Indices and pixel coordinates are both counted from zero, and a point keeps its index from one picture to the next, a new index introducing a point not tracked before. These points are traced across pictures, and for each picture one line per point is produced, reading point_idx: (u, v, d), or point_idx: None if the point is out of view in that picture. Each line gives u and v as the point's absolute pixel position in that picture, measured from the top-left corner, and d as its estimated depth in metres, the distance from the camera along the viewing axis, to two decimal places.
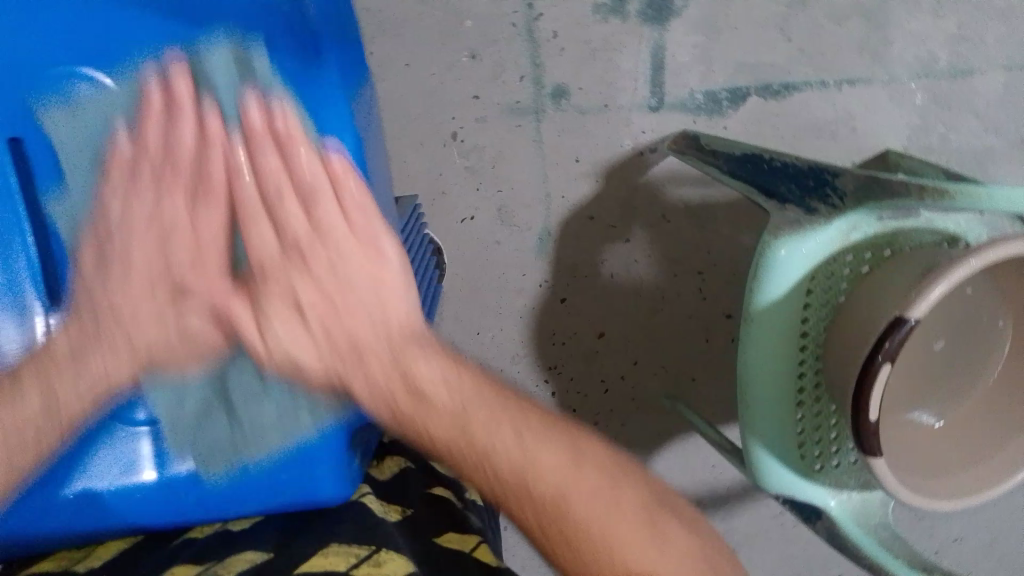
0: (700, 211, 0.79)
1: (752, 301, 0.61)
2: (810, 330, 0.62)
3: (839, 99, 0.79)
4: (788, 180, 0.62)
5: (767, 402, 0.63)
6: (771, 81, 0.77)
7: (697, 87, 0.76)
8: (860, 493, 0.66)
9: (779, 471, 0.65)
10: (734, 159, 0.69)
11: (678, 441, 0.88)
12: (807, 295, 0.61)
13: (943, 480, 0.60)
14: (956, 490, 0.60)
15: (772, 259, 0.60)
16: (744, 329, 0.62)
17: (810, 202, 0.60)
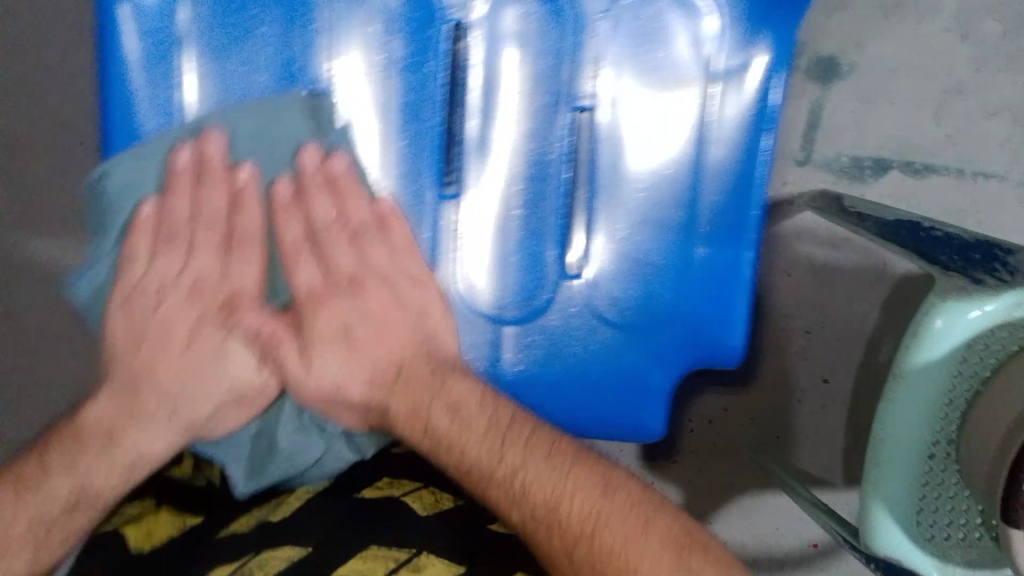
0: (823, 272, 0.81)
1: (905, 358, 0.62)
2: (953, 398, 0.63)
3: (973, 190, 0.80)
4: (950, 250, 0.64)
5: (897, 464, 0.63)
6: (915, 159, 0.79)
7: (846, 150, 0.79)
8: (965, 570, 0.64)
9: (892, 533, 0.64)
10: (886, 221, 0.70)
11: (750, 496, 0.86)
12: (960, 363, 0.62)
13: None
14: None
15: (933, 321, 0.61)
16: (892, 383, 0.62)
17: (975, 273, 0.62)
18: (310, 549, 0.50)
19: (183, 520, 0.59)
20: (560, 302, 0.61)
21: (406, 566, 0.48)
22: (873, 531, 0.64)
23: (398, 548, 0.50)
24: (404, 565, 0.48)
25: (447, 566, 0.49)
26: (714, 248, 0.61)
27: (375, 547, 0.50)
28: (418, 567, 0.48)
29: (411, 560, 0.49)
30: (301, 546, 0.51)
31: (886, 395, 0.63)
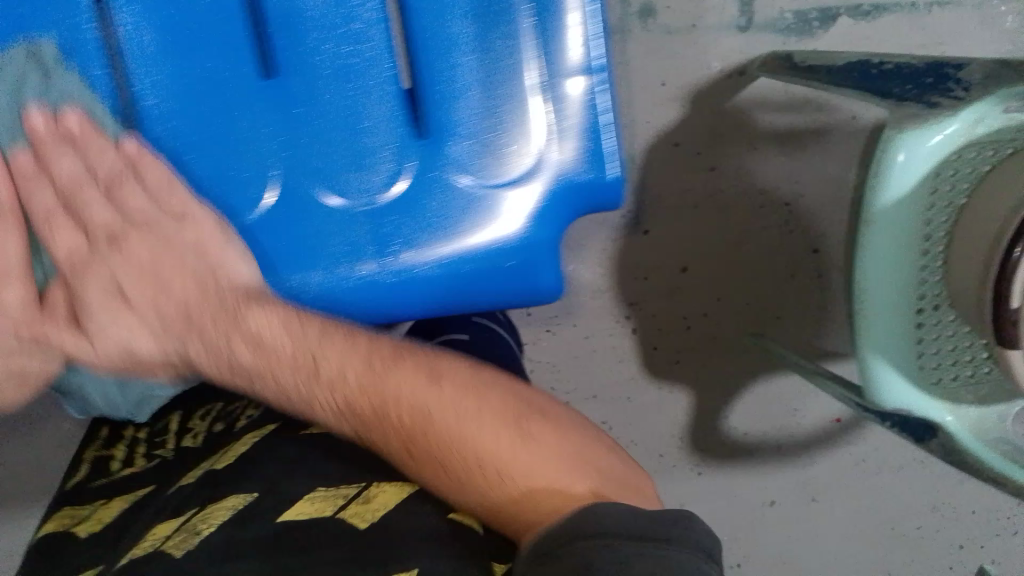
0: (789, 139, 0.78)
1: (869, 201, 0.59)
2: (932, 234, 0.60)
3: (930, 22, 0.77)
4: (903, 80, 0.60)
5: (886, 313, 0.61)
6: (861, 1, 0.75)
7: (787, 6, 0.74)
8: (978, 409, 0.62)
9: (895, 384, 0.62)
10: (838, 68, 0.67)
11: (761, 382, 0.84)
12: (931, 195, 0.59)
13: None
14: None
15: (892, 155, 0.58)
16: (862, 229, 0.60)
17: (930, 97, 0.58)
18: (253, 494, 0.49)
19: (134, 494, 0.57)
20: (432, 186, 0.55)
21: (355, 500, 0.48)
22: (874, 387, 0.62)
23: (344, 485, 0.50)
24: (355, 501, 0.48)
25: (399, 492, 0.50)
26: (579, 85, 0.55)
27: (323, 488, 0.50)
28: (366, 499, 0.48)
29: (361, 494, 0.49)
30: (243, 494, 0.49)
31: (857, 242, 0.61)
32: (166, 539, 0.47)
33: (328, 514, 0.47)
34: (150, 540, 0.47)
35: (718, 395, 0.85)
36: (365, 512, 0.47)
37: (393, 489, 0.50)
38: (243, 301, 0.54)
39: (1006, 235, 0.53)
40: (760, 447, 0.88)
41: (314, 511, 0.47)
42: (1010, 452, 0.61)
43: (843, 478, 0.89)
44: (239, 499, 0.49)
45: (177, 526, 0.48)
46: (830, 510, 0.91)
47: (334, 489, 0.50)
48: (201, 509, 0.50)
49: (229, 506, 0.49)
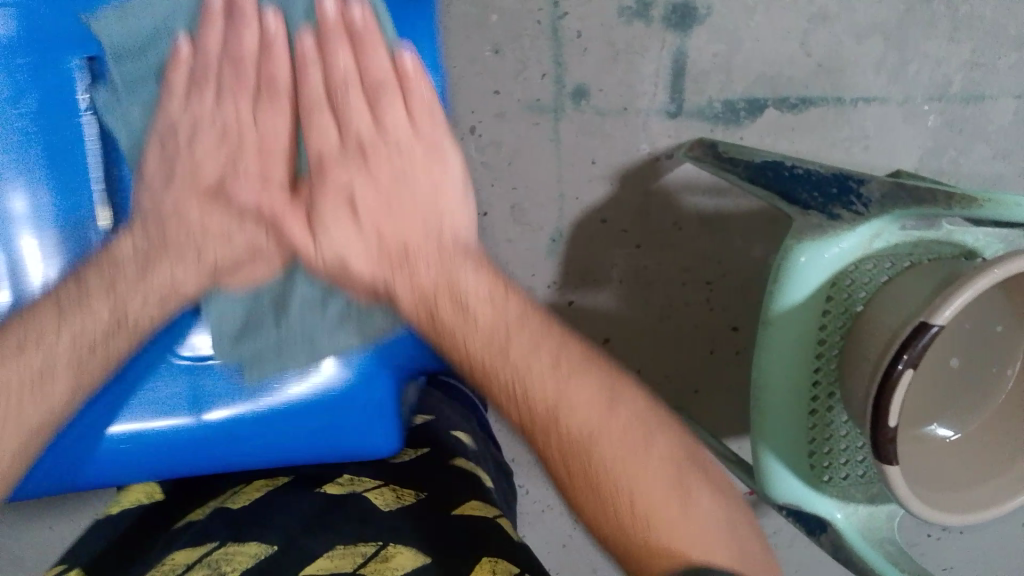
0: (713, 221, 0.80)
1: (769, 305, 0.61)
2: (827, 338, 0.62)
3: (855, 117, 0.79)
4: (810, 187, 0.62)
5: (781, 409, 0.63)
6: (788, 94, 0.78)
7: (716, 95, 0.77)
8: (867, 507, 0.65)
9: (787, 479, 0.64)
10: (754, 165, 0.69)
11: None
12: (827, 302, 0.61)
13: (977, 491, 0.60)
14: (990, 499, 0.59)
15: (793, 262, 0.60)
16: (760, 330, 0.62)
17: (833, 209, 0.60)
18: (274, 546, 0.52)
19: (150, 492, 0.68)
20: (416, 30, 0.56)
21: (374, 558, 0.51)
22: (768, 480, 0.65)
23: (363, 542, 0.52)
24: (373, 559, 0.51)
25: (414, 556, 0.51)
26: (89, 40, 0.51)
27: (342, 545, 0.52)
28: (385, 558, 0.51)
29: (379, 552, 0.51)
30: (264, 545, 0.52)
31: (756, 343, 0.63)
32: (187, 567, 0.50)
33: (350, 570, 0.49)
34: (168, 564, 0.52)
35: None
36: (383, 570, 0.50)
37: (410, 552, 0.52)
38: (453, 260, 0.53)
39: (890, 352, 0.55)
40: None
41: (335, 567, 0.49)
42: (893, 553, 0.63)
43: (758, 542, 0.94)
44: (261, 549, 0.51)
45: (197, 555, 0.52)
46: None
47: (353, 546, 0.52)
48: (220, 546, 0.53)
49: (252, 554, 0.51)
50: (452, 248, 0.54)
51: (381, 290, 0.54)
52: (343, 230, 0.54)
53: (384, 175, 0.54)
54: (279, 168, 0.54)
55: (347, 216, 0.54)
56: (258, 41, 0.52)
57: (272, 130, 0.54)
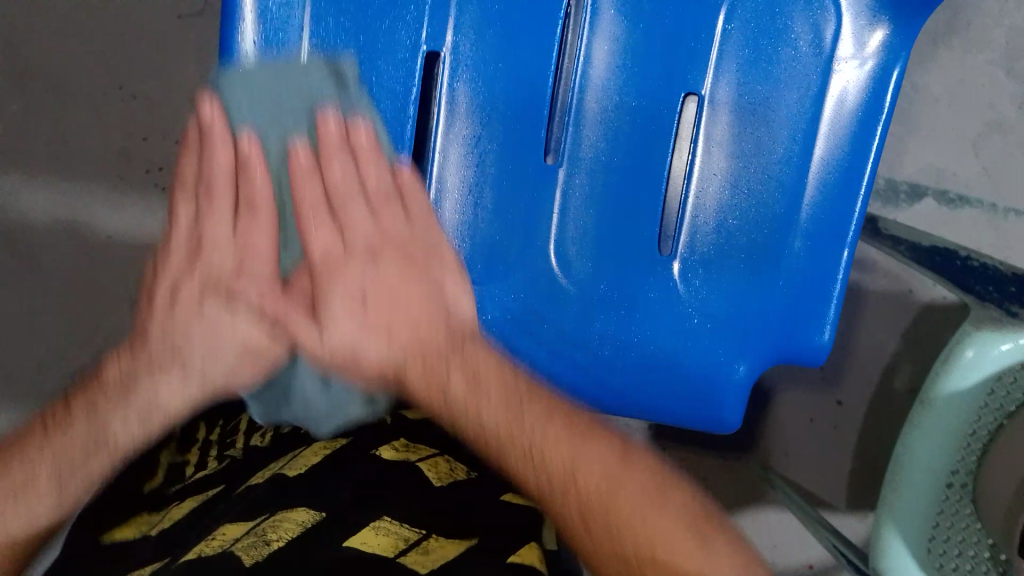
0: (847, 292, 0.82)
1: (933, 385, 0.62)
2: (976, 429, 0.63)
3: (1004, 227, 0.80)
4: (986, 281, 0.64)
5: (914, 490, 0.62)
6: (949, 188, 0.79)
7: (883, 172, 0.79)
8: None
9: (907, 565, 0.62)
10: (921, 248, 0.70)
11: (762, 512, 0.85)
12: (987, 395, 0.62)
13: None
14: None
15: (961, 350, 0.61)
16: (918, 407, 0.62)
17: (1011, 306, 0.62)
18: (322, 514, 0.53)
19: (203, 493, 0.59)
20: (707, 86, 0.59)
21: (415, 548, 0.51)
22: (882, 559, 0.63)
23: (407, 526, 0.53)
24: (413, 548, 0.51)
25: (455, 546, 0.52)
26: None
27: (387, 521, 0.53)
28: (426, 551, 0.51)
29: (419, 543, 0.51)
30: (314, 511, 0.53)
31: (909, 420, 0.63)
32: (236, 540, 0.50)
33: (391, 555, 0.49)
34: (218, 539, 0.51)
35: None
36: (425, 560, 0.50)
37: (451, 544, 0.52)
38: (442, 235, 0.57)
39: None
40: None
41: (377, 546, 0.50)
42: None
43: None
44: (308, 518, 0.52)
45: (245, 528, 0.52)
46: None
47: (397, 526, 0.53)
48: (271, 515, 0.53)
49: (297, 523, 0.52)
50: (456, 329, 0.56)
51: (392, 381, 0.57)
52: (354, 316, 0.58)
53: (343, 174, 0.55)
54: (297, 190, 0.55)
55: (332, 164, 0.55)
56: (357, 185, 0.56)
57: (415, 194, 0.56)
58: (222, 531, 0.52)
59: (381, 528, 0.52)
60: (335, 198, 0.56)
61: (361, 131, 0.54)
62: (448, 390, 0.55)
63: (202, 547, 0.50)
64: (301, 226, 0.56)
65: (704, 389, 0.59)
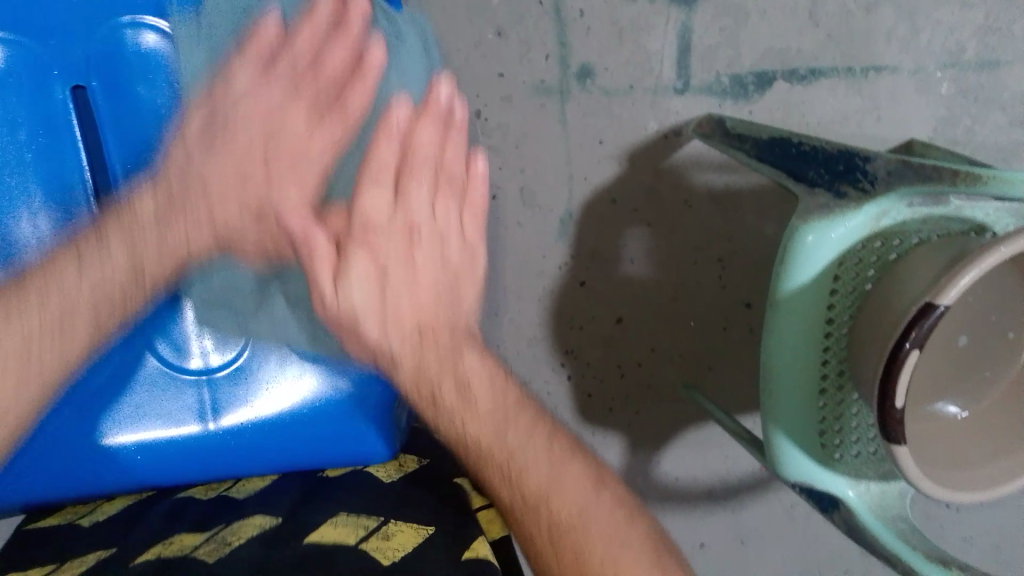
0: (723, 198, 0.79)
1: (777, 284, 0.61)
2: (835, 318, 0.61)
3: (866, 88, 0.78)
4: (817, 165, 0.62)
5: (789, 389, 0.63)
6: (798, 66, 0.76)
7: (724, 70, 0.76)
8: (878, 484, 0.64)
9: (800, 460, 0.64)
10: (762, 142, 0.68)
11: (693, 430, 0.87)
12: (835, 281, 0.60)
13: (960, 472, 0.58)
14: (975, 481, 0.57)
15: (800, 241, 0.60)
16: (769, 310, 0.62)
17: (839, 186, 0.60)
18: (278, 518, 0.59)
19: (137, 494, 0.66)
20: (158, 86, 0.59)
21: (376, 534, 0.56)
22: (779, 459, 0.65)
23: (366, 517, 0.59)
24: (374, 534, 0.56)
25: (414, 532, 0.57)
26: None
27: (346, 515, 0.59)
28: (387, 536, 0.56)
29: (382, 529, 0.57)
30: (271, 516, 0.60)
31: (766, 323, 0.62)
32: (194, 548, 0.55)
33: (353, 542, 0.55)
34: (174, 546, 0.56)
35: (652, 441, 0.87)
36: (388, 547, 0.54)
37: (411, 530, 0.57)
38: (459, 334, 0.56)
39: (897, 330, 0.54)
40: (692, 491, 0.90)
41: (341, 535, 0.56)
42: (906, 529, 0.63)
43: (773, 527, 0.92)
44: (266, 520, 0.59)
45: (203, 536, 0.57)
46: (762, 551, 0.93)
47: (361, 517, 0.59)
48: (226, 525, 0.59)
49: (257, 525, 0.59)
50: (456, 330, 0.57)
51: (386, 357, 0.55)
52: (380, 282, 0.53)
53: (392, 245, 0.54)
54: (304, 189, 0.54)
55: (392, 192, 0.53)
56: (403, 224, 0.54)
57: (288, 190, 0.54)
58: (175, 539, 0.57)
59: (341, 521, 0.58)
60: (403, 215, 0.54)
61: (328, 10, 0.54)
62: (440, 387, 0.55)
63: (161, 550, 0.55)
64: (361, 205, 0.53)
65: (344, 443, 0.65)
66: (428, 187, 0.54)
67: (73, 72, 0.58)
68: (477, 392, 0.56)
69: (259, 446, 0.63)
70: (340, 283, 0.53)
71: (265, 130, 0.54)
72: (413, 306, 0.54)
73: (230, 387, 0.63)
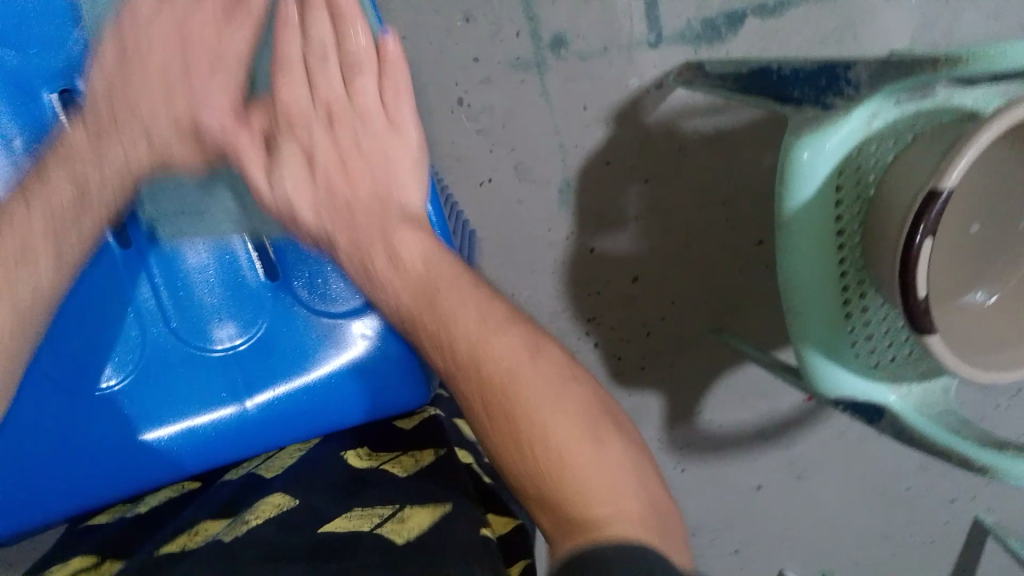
0: (716, 140, 0.79)
1: (782, 205, 0.61)
2: (846, 228, 0.62)
3: (838, 7, 0.77)
4: (801, 84, 0.62)
5: (813, 307, 0.63)
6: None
7: (695, 15, 0.76)
8: (920, 384, 0.66)
9: (836, 375, 0.65)
10: (743, 75, 0.69)
11: (732, 374, 0.87)
12: (838, 191, 0.61)
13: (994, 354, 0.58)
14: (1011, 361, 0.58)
15: (797, 159, 0.60)
16: (778, 231, 0.62)
17: (826, 99, 0.60)
18: (295, 501, 0.57)
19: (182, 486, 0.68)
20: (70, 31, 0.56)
21: (390, 519, 0.53)
22: (817, 377, 0.65)
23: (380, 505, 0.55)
24: (390, 519, 0.53)
25: (431, 510, 0.53)
26: None
27: (358, 509, 0.56)
28: (401, 518, 0.53)
29: (396, 513, 0.54)
30: (288, 498, 0.57)
31: (778, 245, 0.63)
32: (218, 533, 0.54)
33: (365, 530, 0.52)
34: (200, 535, 0.55)
35: (691, 391, 0.88)
36: (402, 528, 0.52)
37: (427, 509, 0.54)
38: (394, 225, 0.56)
39: (906, 225, 0.55)
40: (740, 434, 0.90)
41: (353, 526, 0.53)
42: (954, 422, 0.63)
43: (827, 454, 0.92)
44: (284, 502, 0.56)
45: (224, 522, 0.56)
46: (820, 480, 0.94)
47: (372, 508, 0.55)
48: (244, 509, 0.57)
49: (274, 505, 0.56)
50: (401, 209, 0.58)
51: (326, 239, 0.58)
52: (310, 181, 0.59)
53: (324, 155, 0.59)
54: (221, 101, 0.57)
55: (306, 82, 0.58)
56: (321, 110, 0.59)
57: (218, 85, 0.57)
58: (201, 528, 0.56)
59: (354, 513, 0.55)
60: (347, 101, 0.59)
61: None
62: (372, 257, 0.55)
63: (185, 541, 0.54)
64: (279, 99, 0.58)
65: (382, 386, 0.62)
66: (372, 77, 0.59)
67: (56, 76, 0.56)
68: (406, 261, 0.54)
69: (267, 425, 0.62)
70: (277, 169, 0.58)
71: (179, 44, 0.56)
72: (364, 182, 0.58)
73: (255, 362, 0.61)
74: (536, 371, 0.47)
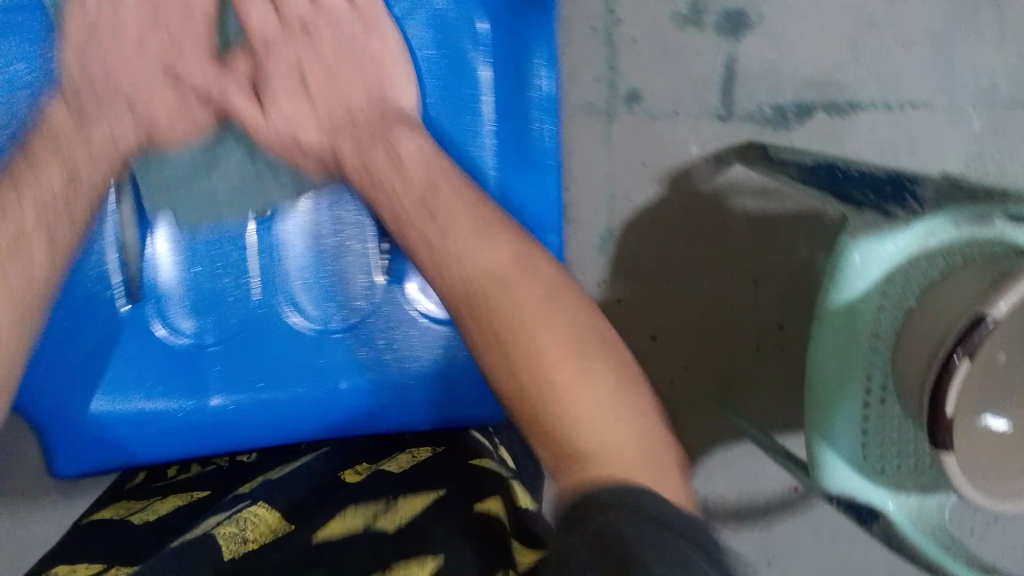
0: (759, 221, 0.82)
1: (826, 299, 0.63)
2: (882, 333, 0.63)
3: (902, 121, 0.81)
4: (864, 189, 0.65)
5: (834, 400, 0.65)
6: (837, 99, 0.80)
7: (766, 99, 0.79)
8: (918, 496, 0.66)
9: (842, 472, 0.66)
10: (805, 166, 0.72)
11: (726, 448, 0.88)
12: (881, 297, 0.63)
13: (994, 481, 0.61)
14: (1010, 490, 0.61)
15: (848, 261, 0.62)
16: (816, 322, 0.64)
17: (887, 206, 0.62)
18: (286, 515, 0.53)
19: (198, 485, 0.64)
20: None
21: (386, 512, 0.51)
22: (823, 472, 0.66)
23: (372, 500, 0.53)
24: (384, 513, 0.51)
25: (424, 499, 0.52)
26: None
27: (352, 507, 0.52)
28: (394, 511, 0.51)
29: (391, 506, 0.52)
30: (271, 508, 0.54)
31: (812, 335, 0.65)
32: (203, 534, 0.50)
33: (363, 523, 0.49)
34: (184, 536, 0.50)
35: (684, 458, 0.88)
36: (395, 519, 0.49)
37: (421, 499, 0.52)
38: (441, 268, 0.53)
39: (944, 345, 0.57)
40: (722, 509, 0.91)
41: (348, 524, 0.50)
42: (946, 541, 0.64)
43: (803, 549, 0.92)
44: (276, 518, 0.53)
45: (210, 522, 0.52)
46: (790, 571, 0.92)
47: (365, 503, 0.53)
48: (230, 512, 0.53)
49: (265, 520, 0.53)
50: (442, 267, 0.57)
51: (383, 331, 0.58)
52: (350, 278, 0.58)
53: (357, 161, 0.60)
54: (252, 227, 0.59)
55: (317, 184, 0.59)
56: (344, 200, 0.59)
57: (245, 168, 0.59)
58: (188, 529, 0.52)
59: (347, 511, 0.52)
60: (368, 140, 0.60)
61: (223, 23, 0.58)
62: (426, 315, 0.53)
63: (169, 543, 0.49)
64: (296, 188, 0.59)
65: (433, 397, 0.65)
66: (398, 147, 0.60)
67: None
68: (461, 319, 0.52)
69: (330, 407, 0.64)
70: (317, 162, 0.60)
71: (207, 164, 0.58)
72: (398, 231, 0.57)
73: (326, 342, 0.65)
74: (553, 352, 0.45)
